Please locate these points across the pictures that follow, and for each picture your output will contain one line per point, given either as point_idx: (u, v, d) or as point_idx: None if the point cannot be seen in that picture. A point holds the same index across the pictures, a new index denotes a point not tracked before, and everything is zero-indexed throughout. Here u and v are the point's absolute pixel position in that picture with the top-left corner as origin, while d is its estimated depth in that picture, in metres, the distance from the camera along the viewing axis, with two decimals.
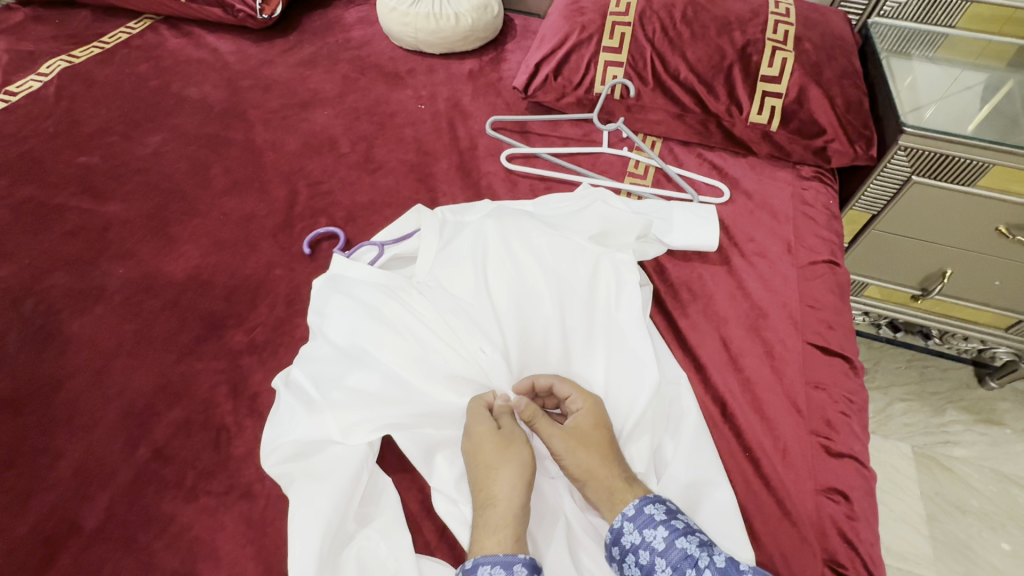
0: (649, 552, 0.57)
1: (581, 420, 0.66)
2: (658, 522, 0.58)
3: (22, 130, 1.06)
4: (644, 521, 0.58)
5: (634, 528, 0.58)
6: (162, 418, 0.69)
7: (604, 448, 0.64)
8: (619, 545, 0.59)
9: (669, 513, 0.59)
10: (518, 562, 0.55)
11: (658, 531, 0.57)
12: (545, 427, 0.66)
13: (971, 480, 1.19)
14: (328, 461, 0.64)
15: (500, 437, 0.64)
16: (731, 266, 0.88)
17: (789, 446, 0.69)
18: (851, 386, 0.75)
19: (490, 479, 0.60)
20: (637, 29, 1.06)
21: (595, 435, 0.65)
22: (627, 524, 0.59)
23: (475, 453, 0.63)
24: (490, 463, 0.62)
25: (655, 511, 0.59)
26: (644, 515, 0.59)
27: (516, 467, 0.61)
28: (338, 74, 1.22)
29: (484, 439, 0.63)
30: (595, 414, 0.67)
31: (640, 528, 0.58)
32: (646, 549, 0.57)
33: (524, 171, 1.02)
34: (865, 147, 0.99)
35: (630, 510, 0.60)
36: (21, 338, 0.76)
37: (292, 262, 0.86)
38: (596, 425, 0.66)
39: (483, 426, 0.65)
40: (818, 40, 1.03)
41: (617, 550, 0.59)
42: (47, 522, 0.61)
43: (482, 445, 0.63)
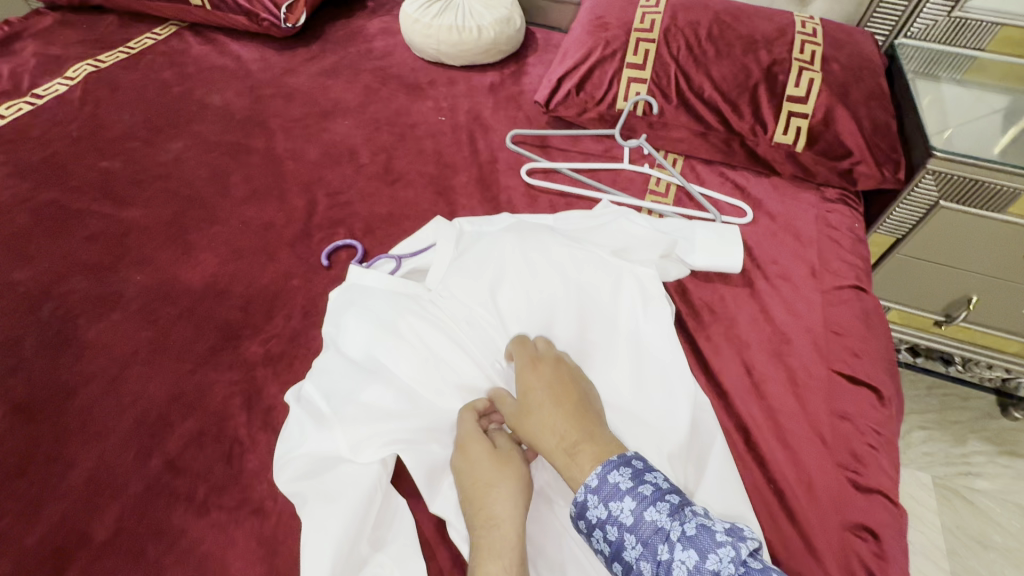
0: (617, 528, 0.52)
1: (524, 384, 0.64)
2: (624, 493, 0.53)
3: (47, 133, 1.07)
4: (609, 493, 0.54)
5: (599, 502, 0.54)
6: (175, 429, 0.68)
7: (552, 416, 0.60)
8: (585, 520, 0.55)
9: (635, 478, 0.54)
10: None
11: (625, 504, 0.53)
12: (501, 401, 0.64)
13: (994, 515, 1.15)
14: (340, 479, 0.62)
15: (497, 452, 0.61)
16: (754, 289, 0.86)
17: (814, 479, 0.66)
18: (878, 418, 0.72)
19: (487, 495, 0.57)
20: (661, 46, 1.05)
21: (536, 399, 0.62)
22: (591, 498, 0.54)
23: (470, 469, 0.60)
24: (483, 481, 0.58)
25: (621, 479, 0.54)
26: (607, 486, 0.54)
27: (513, 481, 0.58)
28: (360, 84, 1.22)
29: (477, 452, 0.61)
30: (541, 374, 0.64)
31: (606, 501, 0.53)
32: (614, 525, 0.52)
33: (543, 187, 1.01)
34: (893, 171, 0.97)
35: (593, 481, 0.55)
36: (37, 343, 0.76)
37: (310, 272, 0.86)
38: (548, 393, 0.62)
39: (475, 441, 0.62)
40: (845, 60, 1.02)
41: (584, 525, 0.55)
42: (56, 533, 0.60)
43: (477, 462, 0.60)
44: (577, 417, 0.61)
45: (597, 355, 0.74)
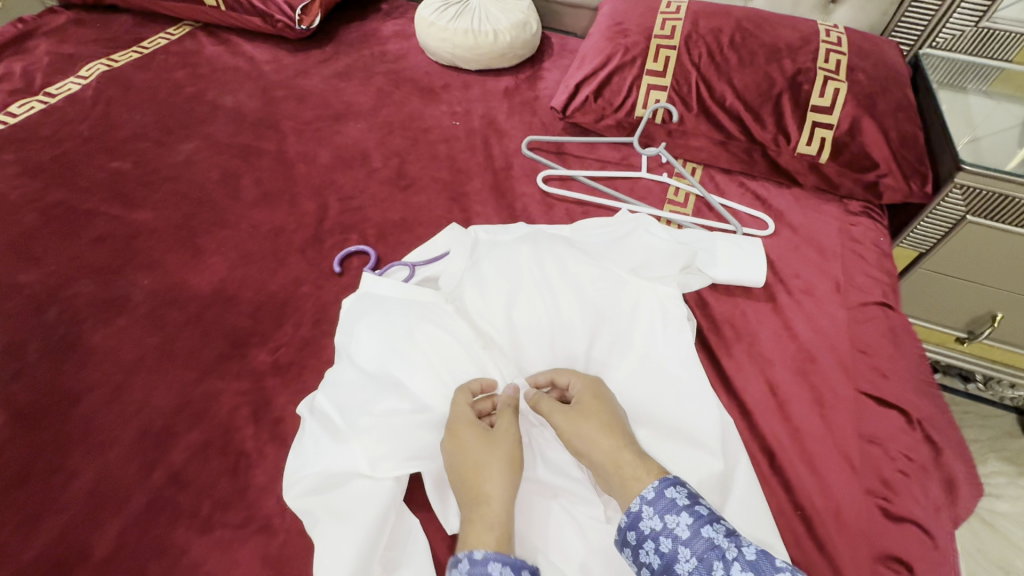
0: (670, 540, 0.52)
1: (581, 396, 0.65)
2: (681, 508, 0.53)
3: (58, 132, 1.06)
4: (665, 506, 0.54)
5: (655, 513, 0.53)
6: (180, 440, 0.66)
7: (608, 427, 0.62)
8: (636, 530, 0.54)
9: (692, 498, 0.54)
10: (492, 561, 0.50)
11: (681, 518, 0.52)
12: (548, 406, 0.65)
13: (1017, 540, 1.11)
14: (352, 497, 0.60)
15: (489, 434, 0.60)
16: (777, 304, 0.83)
17: (843, 506, 0.63)
18: (908, 443, 0.69)
19: (477, 475, 0.57)
20: (682, 53, 1.03)
21: (597, 407, 0.63)
22: (647, 508, 0.54)
23: (460, 449, 0.59)
24: (475, 458, 0.58)
25: (678, 496, 0.54)
26: (664, 500, 0.54)
27: (502, 465, 0.58)
28: (373, 87, 1.21)
29: (469, 433, 0.60)
30: (594, 388, 0.66)
31: (661, 514, 0.53)
32: (668, 537, 0.52)
33: (559, 194, 0.99)
34: (920, 185, 0.95)
35: (649, 493, 0.55)
36: (42, 347, 0.74)
37: (320, 279, 0.84)
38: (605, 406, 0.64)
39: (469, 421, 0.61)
40: (872, 70, 0.99)
41: (633, 536, 0.54)
42: (56, 547, 0.58)
43: (468, 441, 0.60)
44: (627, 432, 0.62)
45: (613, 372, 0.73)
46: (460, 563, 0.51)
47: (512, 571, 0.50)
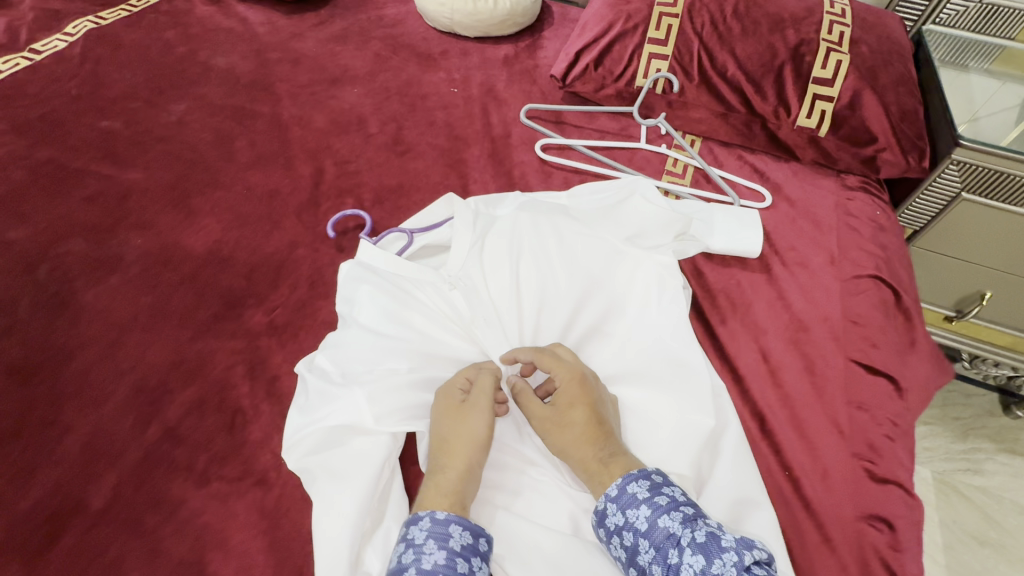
0: (632, 534, 0.55)
1: (559, 398, 0.64)
2: (641, 502, 0.56)
3: (45, 89, 1.04)
4: (626, 501, 0.56)
5: (618, 509, 0.56)
6: (175, 397, 0.66)
7: (584, 430, 0.62)
8: (603, 527, 0.57)
9: (652, 490, 0.57)
10: (452, 524, 0.54)
11: (640, 511, 0.55)
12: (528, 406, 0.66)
13: (992, 512, 1.14)
14: (349, 457, 0.60)
15: (461, 407, 0.63)
16: (772, 275, 0.83)
17: (830, 469, 0.65)
18: (896, 410, 0.71)
19: (441, 448, 0.60)
20: (685, 22, 1.02)
21: (569, 416, 0.62)
22: (610, 506, 0.57)
23: (437, 418, 0.62)
24: (443, 432, 0.61)
25: (638, 490, 0.57)
26: (626, 495, 0.57)
27: (464, 441, 0.60)
28: (370, 52, 1.18)
29: (444, 406, 0.63)
30: (571, 391, 0.64)
31: (624, 509, 0.56)
32: (630, 531, 0.55)
33: (558, 162, 0.98)
34: (918, 159, 0.95)
35: (613, 491, 0.57)
36: (33, 304, 0.73)
37: (316, 242, 0.83)
38: (583, 412, 0.62)
39: (444, 397, 0.64)
40: (875, 43, 0.98)
41: (602, 532, 0.57)
42: (53, 497, 0.58)
43: (439, 415, 0.62)
44: (604, 437, 0.62)
45: (608, 338, 0.74)
46: (420, 521, 0.54)
47: (472, 535, 0.54)
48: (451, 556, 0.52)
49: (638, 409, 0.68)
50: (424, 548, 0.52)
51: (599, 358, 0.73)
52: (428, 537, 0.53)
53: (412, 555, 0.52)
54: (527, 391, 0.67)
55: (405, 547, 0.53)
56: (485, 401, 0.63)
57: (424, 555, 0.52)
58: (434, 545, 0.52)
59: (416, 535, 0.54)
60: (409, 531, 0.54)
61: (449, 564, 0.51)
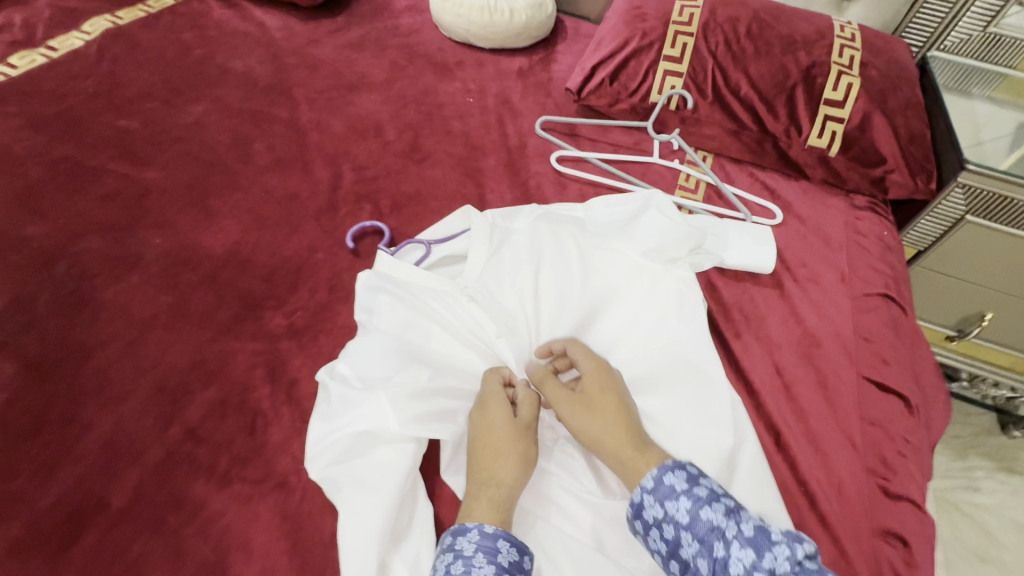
0: (673, 526, 0.54)
1: (587, 387, 0.66)
2: (680, 493, 0.55)
3: (62, 87, 1.03)
4: (664, 493, 0.56)
5: (655, 501, 0.56)
6: (195, 397, 0.66)
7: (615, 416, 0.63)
8: (641, 519, 0.56)
9: (690, 481, 0.56)
10: (501, 539, 0.53)
11: (681, 504, 0.54)
12: (554, 394, 0.66)
13: (992, 531, 1.15)
14: (374, 464, 0.60)
15: (515, 423, 0.63)
16: (785, 290, 0.85)
17: (845, 483, 0.66)
18: (908, 426, 0.72)
19: (491, 461, 0.60)
20: (699, 40, 1.04)
21: (602, 403, 0.65)
22: (648, 497, 0.56)
23: (485, 431, 0.62)
24: (498, 444, 0.61)
25: (676, 481, 0.56)
26: (663, 487, 0.56)
27: (517, 455, 0.60)
28: (386, 60, 1.19)
29: (497, 418, 0.62)
30: (602, 378, 0.67)
31: (662, 501, 0.55)
32: (670, 524, 0.54)
33: (573, 174, 1.00)
34: (925, 181, 0.97)
35: (649, 482, 0.57)
36: (52, 301, 0.73)
37: (334, 247, 0.83)
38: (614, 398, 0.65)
39: (500, 403, 0.64)
40: (884, 67, 1.01)
41: (639, 525, 0.56)
42: (71, 496, 0.58)
43: (492, 429, 0.62)
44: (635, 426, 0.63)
45: (627, 349, 0.74)
46: (469, 533, 0.54)
47: (518, 552, 0.53)
48: (499, 571, 0.51)
49: (658, 420, 0.68)
50: (474, 560, 0.51)
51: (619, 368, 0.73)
52: (478, 550, 0.52)
53: (461, 566, 0.51)
54: (546, 379, 0.68)
55: (453, 558, 0.52)
56: (528, 422, 0.63)
57: (474, 568, 0.51)
58: (484, 559, 0.51)
59: (465, 546, 0.53)
60: (457, 541, 0.53)
61: None
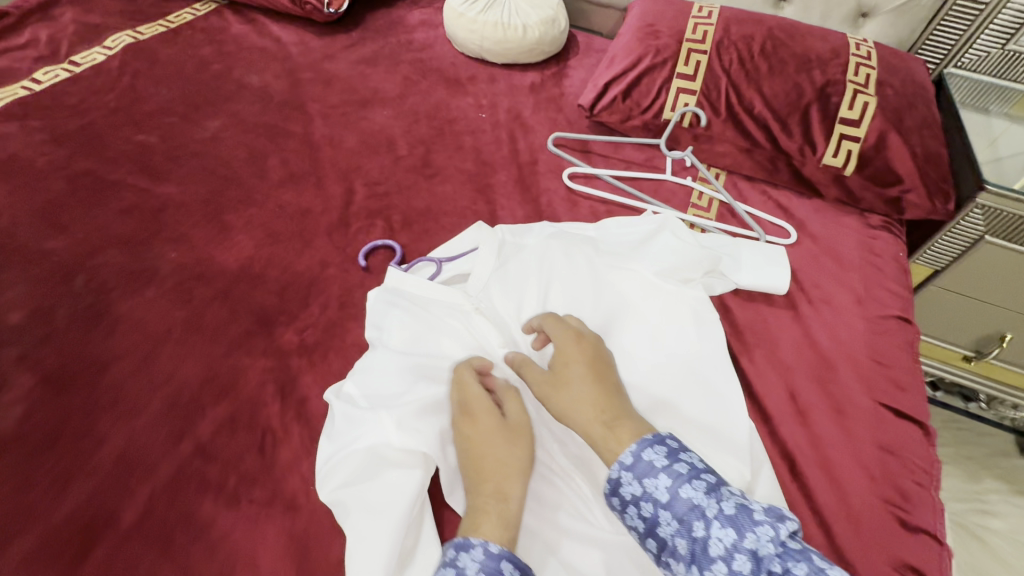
0: (652, 504, 0.55)
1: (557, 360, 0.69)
2: (659, 471, 0.57)
3: (84, 101, 1.06)
4: (643, 471, 0.57)
5: (634, 479, 0.57)
6: (206, 414, 0.66)
7: (582, 394, 0.65)
8: (619, 496, 0.58)
9: (670, 457, 0.58)
10: (505, 560, 0.52)
11: (660, 481, 0.56)
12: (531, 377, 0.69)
13: (1006, 556, 1.11)
14: (380, 485, 0.60)
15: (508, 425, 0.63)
16: (798, 312, 0.83)
17: (861, 514, 0.64)
18: (925, 455, 0.70)
19: (490, 474, 0.59)
20: (713, 58, 1.04)
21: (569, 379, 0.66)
22: (626, 474, 0.58)
23: (480, 438, 0.62)
24: (496, 454, 0.61)
25: (655, 458, 0.58)
26: (642, 463, 0.58)
27: (516, 469, 0.60)
28: (400, 75, 1.20)
29: (490, 421, 0.63)
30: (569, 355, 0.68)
31: (640, 479, 0.57)
32: (648, 501, 0.56)
33: (584, 191, 0.99)
34: (942, 203, 0.95)
35: (627, 458, 0.58)
36: (68, 314, 0.74)
37: (346, 263, 0.84)
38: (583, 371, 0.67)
39: (485, 402, 0.64)
40: (899, 86, 1.00)
41: (617, 501, 0.58)
42: (83, 511, 0.58)
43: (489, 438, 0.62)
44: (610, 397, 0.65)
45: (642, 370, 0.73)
46: (472, 550, 0.52)
47: (522, 574, 0.52)
48: None
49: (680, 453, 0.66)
50: None
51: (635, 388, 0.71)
52: (480, 569, 0.51)
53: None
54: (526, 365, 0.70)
55: (454, 573, 0.51)
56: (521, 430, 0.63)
57: None
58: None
59: (468, 564, 0.51)
60: (459, 556, 0.52)
61: None
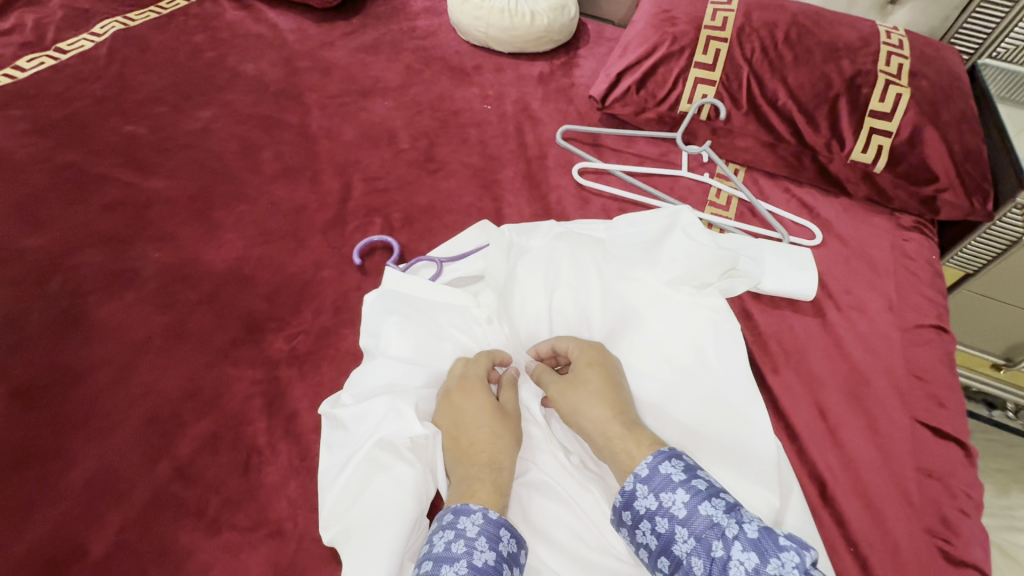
0: (667, 520, 0.51)
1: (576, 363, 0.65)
2: (677, 485, 0.52)
3: (69, 90, 1.00)
4: (659, 484, 0.53)
5: (649, 492, 0.53)
6: (188, 431, 0.61)
7: (597, 392, 0.61)
8: (631, 510, 0.53)
9: (688, 472, 0.53)
10: (504, 527, 0.50)
11: (677, 496, 0.52)
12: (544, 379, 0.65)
13: None
14: (370, 499, 0.55)
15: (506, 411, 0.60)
16: (827, 320, 0.78)
17: (900, 546, 0.59)
18: (968, 479, 0.65)
19: (483, 446, 0.57)
20: (734, 46, 0.97)
21: (588, 375, 0.63)
22: (641, 487, 0.53)
23: (476, 414, 0.59)
24: (487, 431, 0.58)
25: (672, 471, 0.53)
26: (659, 476, 0.53)
27: (512, 443, 0.58)
28: (401, 63, 1.14)
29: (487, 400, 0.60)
30: (590, 354, 0.65)
31: (656, 492, 0.53)
32: (664, 517, 0.51)
33: (596, 188, 0.93)
34: (982, 203, 0.89)
35: (643, 471, 0.54)
36: (43, 319, 0.69)
37: (342, 264, 0.78)
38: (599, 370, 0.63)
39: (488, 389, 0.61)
40: (935, 77, 0.93)
41: (628, 516, 0.53)
42: (51, 540, 0.54)
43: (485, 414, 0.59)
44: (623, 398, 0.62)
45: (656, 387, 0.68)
46: (473, 514, 0.51)
47: (517, 544, 0.51)
48: (500, 560, 0.48)
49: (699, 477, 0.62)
50: (476, 543, 0.49)
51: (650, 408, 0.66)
52: (481, 533, 0.49)
53: (463, 546, 0.48)
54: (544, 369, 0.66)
55: (454, 535, 0.49)
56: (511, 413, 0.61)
57: (475, 551, 0.48)
58: (487, 543, 0.49)
59: (468, 527, 0.50)
60: (459, 519, 0.50)
61: (499, 567, 0.48)
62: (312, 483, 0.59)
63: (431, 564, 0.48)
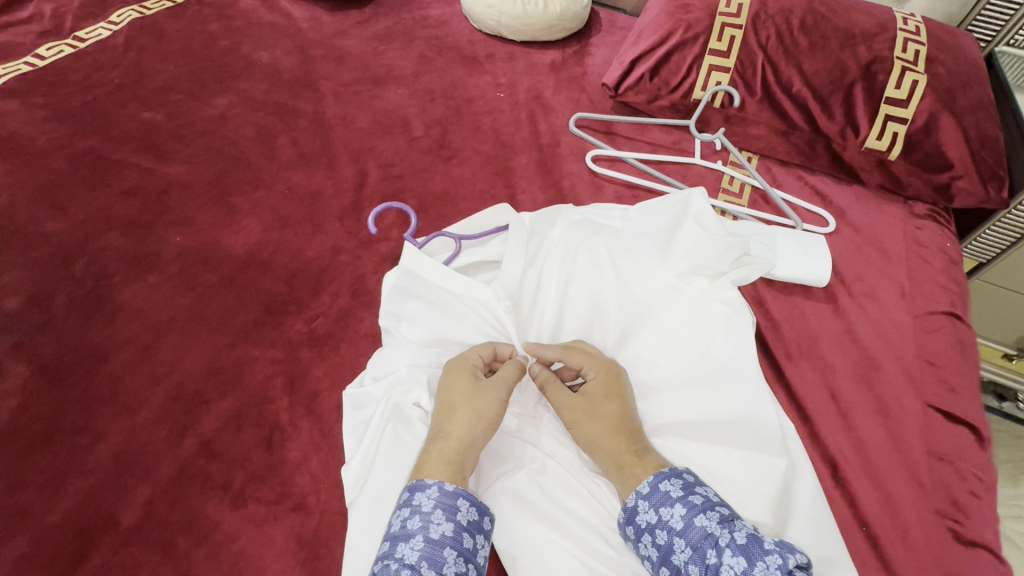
0: (666, 532, 0.53)
1: (592, 387, 0.63)
2: (675, 500, 0.54)
3: (88, 77, 1.02)
4: (659, 499, 0.55)
5: (650, 507, 0.55)
6: (211, 408, 0.63)
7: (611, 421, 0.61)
8: (634, 524, 0.55)
9: (685, 489, 0.55)
10: (461, 497, 0.53)
11: (675, 510, 0.53)
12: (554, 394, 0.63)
13: None
14: (383, 467, 0.58)
15: (478, 384, 0.61)
16: (839, 306, 0.78)
17: (909, 526, 0.60)
18: (981, 463, 0.65)
19: (451, 412, 0.59)
20: (749, 33, 0.96)
21: (603, 407, 0.62)
22: (642, 503, 0.55)
23: (447, 388, 0.61)
24: (455, 399, 0.59)
25: (671, 488, 0.55)
26: (659, 493, 0.55)
27: (472, 412, 0.59)
28: (414, 52, 1.15)
29: (461, 379, 0.61)
30: (607, 385, 0.63)
31: (657, 507, 0.54)
32: (664, 529, 0.53)
33: (609, 175, 0.94)
34: (997, 190, 0.89)
35: (644, 488, 0.56)
36: (69, 301, 0.70)
37: (358, 249, 0.79)
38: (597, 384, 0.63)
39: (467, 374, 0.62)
40: (953, 64, 0.92)
41: (631, 530, 0.55)
42: (82, 511, 0.55)
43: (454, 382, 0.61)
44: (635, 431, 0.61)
45: (663, 393, 0.68)
46: (427, 489, 0.53)
47: (477, 512, 0.53)
48: (458, 529, 0.51)
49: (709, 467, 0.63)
50: (431, 517, 0.51)
51: (658, 414, 0.67)
52: (436, 506, 0.52)
53: (419, 522, 0.51)
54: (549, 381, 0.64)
55: (410, 513, 0.52)
56: (505, 382, 0.61)
57: (431, 523, 0.51)
58: (442, 516, 0.51)
59: (423, 502, 0.52)
60: (414, 496, 0.53)
61: (456, 538, 0.51)
62: (333, 458, 0.60)
63: (388, 543, 0.50)
